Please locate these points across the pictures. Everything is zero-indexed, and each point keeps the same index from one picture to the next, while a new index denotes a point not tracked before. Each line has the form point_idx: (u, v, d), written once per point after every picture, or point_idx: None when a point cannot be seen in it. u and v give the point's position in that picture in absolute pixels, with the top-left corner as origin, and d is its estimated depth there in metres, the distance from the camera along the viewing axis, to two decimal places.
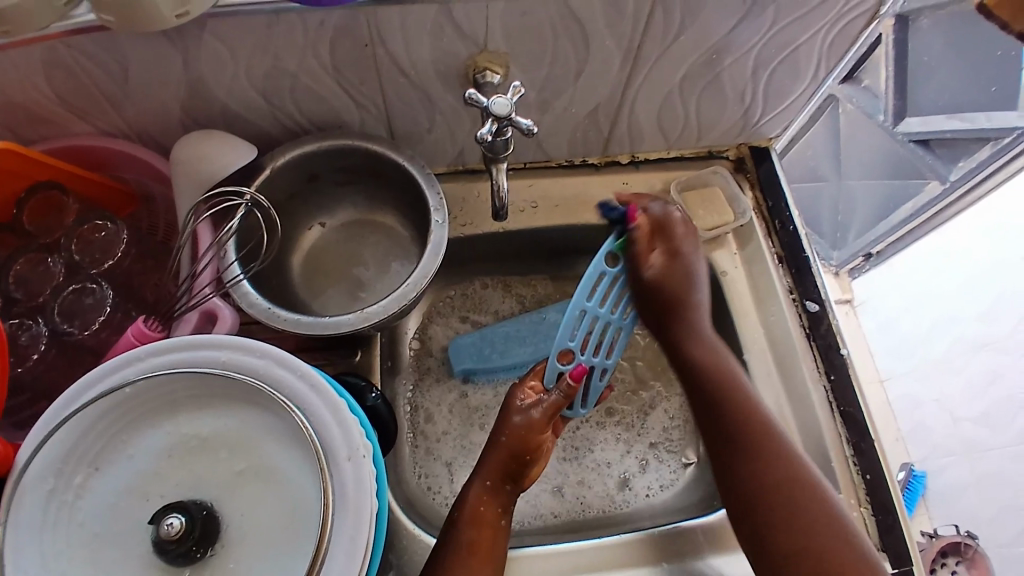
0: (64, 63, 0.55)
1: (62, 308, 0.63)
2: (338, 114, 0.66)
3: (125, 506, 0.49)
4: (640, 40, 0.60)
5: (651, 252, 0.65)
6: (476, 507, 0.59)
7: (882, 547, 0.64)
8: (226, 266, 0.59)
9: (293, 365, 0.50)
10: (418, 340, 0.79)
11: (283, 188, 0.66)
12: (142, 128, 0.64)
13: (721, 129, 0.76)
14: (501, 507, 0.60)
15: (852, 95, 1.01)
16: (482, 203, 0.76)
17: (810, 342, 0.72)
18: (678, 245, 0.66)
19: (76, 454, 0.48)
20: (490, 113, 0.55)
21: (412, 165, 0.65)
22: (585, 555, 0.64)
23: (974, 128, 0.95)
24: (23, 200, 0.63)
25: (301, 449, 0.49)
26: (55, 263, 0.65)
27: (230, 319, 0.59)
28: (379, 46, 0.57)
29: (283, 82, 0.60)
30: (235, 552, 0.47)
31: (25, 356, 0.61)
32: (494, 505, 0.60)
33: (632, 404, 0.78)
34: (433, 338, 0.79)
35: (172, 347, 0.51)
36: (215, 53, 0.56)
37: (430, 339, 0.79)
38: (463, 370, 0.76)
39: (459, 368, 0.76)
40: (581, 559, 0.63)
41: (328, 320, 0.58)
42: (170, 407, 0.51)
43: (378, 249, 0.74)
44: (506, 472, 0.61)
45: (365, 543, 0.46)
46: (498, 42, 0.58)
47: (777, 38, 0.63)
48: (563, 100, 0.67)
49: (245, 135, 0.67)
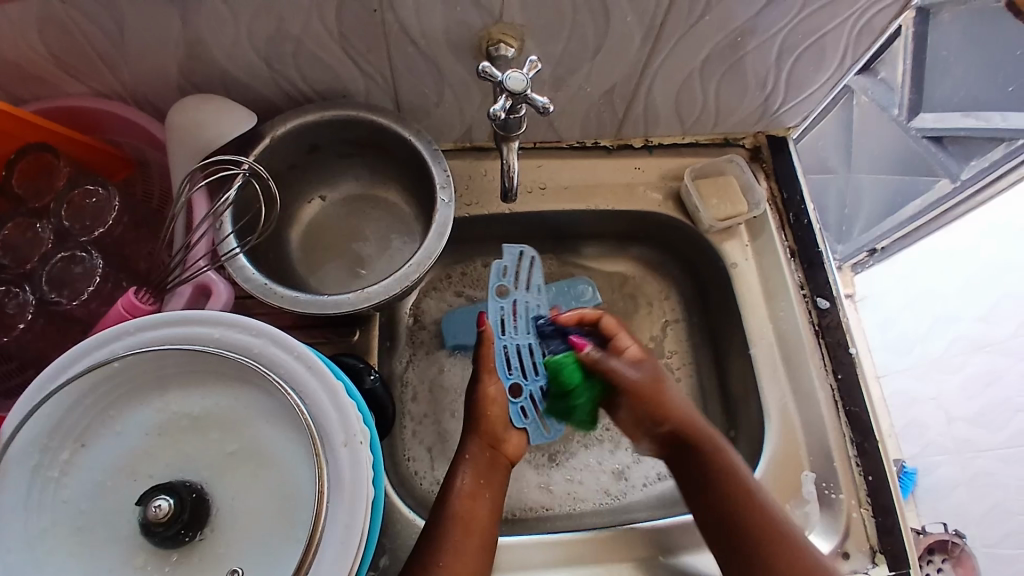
0: (57, 19, 0.52)
1: (50, 276, 0.61)
2: (343, 83, 0.63)
3: (113, 485, 0.47)
4: (663, 18, 0.58)
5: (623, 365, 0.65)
6: (465, 483, 0.59)
7: (880, 549, 0.63)
8: (221, 238, 0.57)
9: (290, 345, 0.48)
10: (412, 315, 0.77)
11: (283, 158, 0.64)
12: (138, 91, 0.61)
13: (738, 115, 0.74)
14: (486, 479, 0.60)
15: (867, 86, 1.03)
16: (489, 181, 0.73)
17: (819, 340, 0.71)
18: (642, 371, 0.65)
19: (62, 430, 0.46)
20: (504, 88, 0.52)
21: (418, 139, 0.63)
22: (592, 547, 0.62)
23: (987, 128, 0.93)
24: (13, 161, 0.60)
25: (296, 431, 0.47)
26: (45, 229, 0.62)
27: (224, 295, 0.57)
28: (389, 13, 0.54)
29: (287, 46, 0.57)
30: (226, 537, 0.45)
31: (11, 325, 0.59)
32: (481, 481, 0.60)
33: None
34: (427, 313, 0.77)
35: (162, 322, 0.48)
36: (215, 13, 0.53)
37: (423, 313, 0.77)
38: (456, 343, 0.75)
39: (452, 340, 0.75)
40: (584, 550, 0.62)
41: (327, 298, 0.56)
42: (160, 384, 0.49)
43: (379, 226, 0.71)
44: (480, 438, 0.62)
45: (360, 531, 0.44)
46: (514, 13, 0.56)
47: (805, 23, 0.60)
48: (578, 78, 0.65)
49: (245, 101, 0.64)
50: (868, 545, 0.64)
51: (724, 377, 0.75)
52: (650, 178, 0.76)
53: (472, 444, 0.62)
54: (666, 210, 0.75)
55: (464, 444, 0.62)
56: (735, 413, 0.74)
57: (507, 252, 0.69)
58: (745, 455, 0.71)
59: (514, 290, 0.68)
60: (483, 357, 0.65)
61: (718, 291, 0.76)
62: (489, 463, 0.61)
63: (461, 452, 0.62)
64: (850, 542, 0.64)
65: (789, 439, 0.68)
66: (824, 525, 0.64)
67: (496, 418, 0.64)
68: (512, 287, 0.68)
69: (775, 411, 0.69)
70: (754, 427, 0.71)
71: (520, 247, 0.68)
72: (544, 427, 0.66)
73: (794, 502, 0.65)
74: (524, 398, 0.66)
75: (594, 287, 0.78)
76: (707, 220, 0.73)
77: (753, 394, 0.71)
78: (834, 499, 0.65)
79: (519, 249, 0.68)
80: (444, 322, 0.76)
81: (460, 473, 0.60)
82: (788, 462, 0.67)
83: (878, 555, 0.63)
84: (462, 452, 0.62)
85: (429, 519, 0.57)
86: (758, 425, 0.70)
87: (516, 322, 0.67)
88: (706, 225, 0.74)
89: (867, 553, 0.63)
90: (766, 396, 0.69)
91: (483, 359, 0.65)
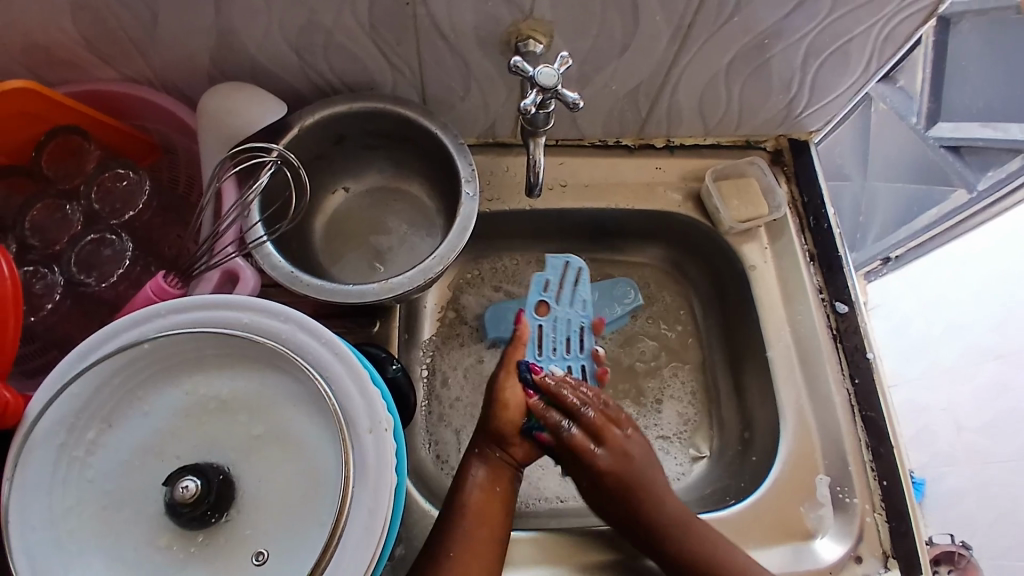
0: (92, 2, 0.52)
1: (79, 258, 0.61)
2: (371, 75, 0.63)
3: (138, 466, 0.47)
4: (691, 18, 0.58)
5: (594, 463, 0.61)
6: (477, 478, 0.58)
7: (893, 554, 0.64)
8: (249, 226, 0.57)
9: (318, 332, 0.49)
10: (452, 311, 0.78)
11: (309, 148, 0.64)
12: (168, 77, 0.62)
13: (761, 117, 0.74)
14: (497, 472, 0.59)
15: (885, 94, 1.03)
16: (511, 178, 0.74)
17: (837, 344, 0.71)
18: (605, 460, 0.61)
19: (89, 408, 0.47)
20: (535, 83, 0.53)
21: (444, 133, 0.63)
22: (584, 542, 0.63)
23: (1006, 139, 0.94)
24: (43, 143, 0.60)
25: (322, 416, 0.48)
26: (74, 211, 0.63)
27: (251, 281, 0.57)
28: (420, 6, 0.55)
29: (318, 37, 0.58)
30: (250, 519, 0.46)
31: (38, 306, 0.59)
32: (492, 476, 0.58)
33: (641, 392, 0.77)
34: (467, 308, 0.78)
35: (193, 306, 0.49)
36: (249, 2, 0.53)
37: (463, 309, 0.78)
38: (498, 336, 0.75)
39: (492, 333, 0.75)
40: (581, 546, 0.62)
41: (351, 288, 0.57)
42: (188, 366, 0.49)
43: (402, 219, 0.72)
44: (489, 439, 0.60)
45: (384, 516, 0.44)
46: (545, 9, 0.56)
47: (831, 26, 0.60)
48: (604, 76, 0.65)
49: (274, 91, 0.65)
50: (881, 550, 0.64)
51: (740, 379, 0.75)
52: (671, 179, 0.76)
53: (482, 439, 0.60)
54: (686, 210, 0.75)
55: (475, 439, 0.61)
56: (749, 413, 0.74)
57: (552, 266, 0.73)
58: (759, 455, 0.71)
59: (555, 305, 0.72)
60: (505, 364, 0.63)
61: (737, 292, 0.76)
62: (502, 463, 0.59)
63: (472, 447, 0.60)
64: (864, 547, 0.64)
65: (804, 442, 0.68)
66: (837, 528, 0.64)
67: (507, 420, 0.60)
68: (552, 303, 0.72)
69: (790, 412, 0.69)
70: (768, 428, 0.71)
71: (563, 259, 0.72)
72: None
73: (808, 505, 0.65)
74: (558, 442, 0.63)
75: (638, 293, 0.80)
76: (727, 221, 0.73)
77: (769, 395, 0.71)
78: (848, 503, 0.65)
79: (563, 262, 0.73)
80: (486, 316, 0.76)
81: (472, 468, 0.59)
82: (802, 465, 0.67)
83: (891, 561, 0.63)
84: (473, 447, 0.60)
85: (442, 508, 0.58)
86: (774, 426, 0.70)
87: (554, 340, 0.71)
88: (725, 226, 0.74)
89: (879, 557, 0.64)
90: (782, 396, 0.70)
91: (506, 359, 0.64)
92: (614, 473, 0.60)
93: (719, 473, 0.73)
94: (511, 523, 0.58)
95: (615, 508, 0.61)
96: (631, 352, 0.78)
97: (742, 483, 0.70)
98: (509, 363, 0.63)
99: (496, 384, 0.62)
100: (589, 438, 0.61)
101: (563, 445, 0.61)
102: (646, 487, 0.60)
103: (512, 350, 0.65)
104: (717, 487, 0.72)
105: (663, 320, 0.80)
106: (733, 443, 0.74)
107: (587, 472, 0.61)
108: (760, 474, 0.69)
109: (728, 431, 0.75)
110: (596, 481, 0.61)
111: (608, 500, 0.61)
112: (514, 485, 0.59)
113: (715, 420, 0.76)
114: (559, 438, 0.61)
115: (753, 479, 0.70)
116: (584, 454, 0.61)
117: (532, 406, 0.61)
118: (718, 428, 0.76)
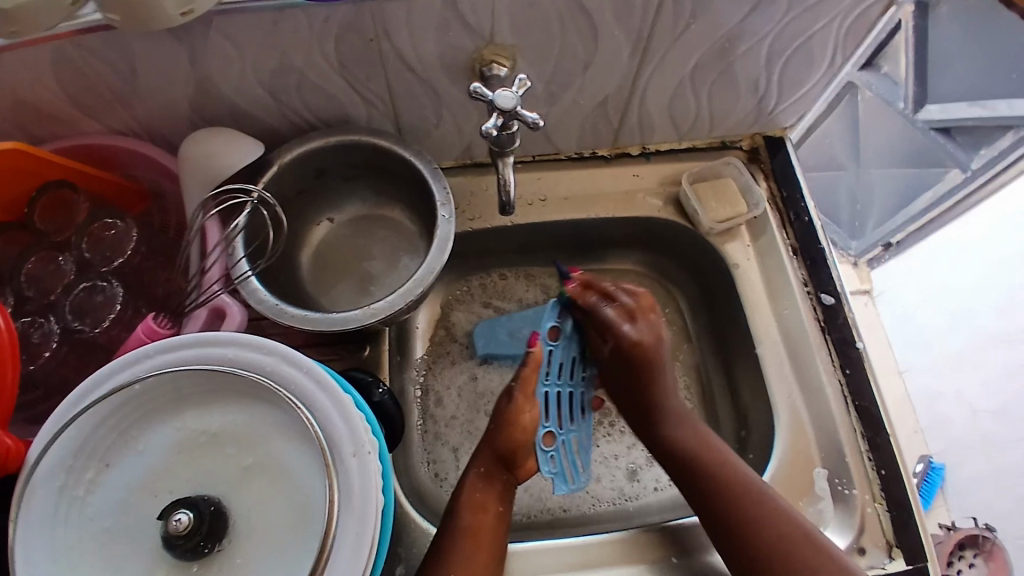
0: (73, 62, 0.55)
1: (73, 305, 0.64)
2: (344, 109, 0.65)
3: (135, 503, 0.49)
4: (650, 30, 0.59)
5: (614, 334, 0.63)
6: (472, 495, 0.60)
7: (897, 544, 0.63)
8: (233, 262, 0.60)
9: (300, 362, 0.50)
10: (441, 327, 0.79)
11: (290, 184, 0.66)
12: (151, 125, 0.65)
13: (734, 119, 0.75)
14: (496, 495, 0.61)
15: (872, 82, 0.98)
16: (490, 197, 0.75)
17: (825, 336, 0.71)
18: (640, 335, 0.64)
19: (86, 451, 0.49)
20: (494, 107, 0.54)
21: (419, 159, 0.65)
22: (645, 541, 0.63)
23: (995, 116, 0.93)
24: (35, 198, 0.63)
25: (308, 445, 0.49)
26: (67, 262, 0.66)
27: (237, 317, 0.59)
28: (385, 41, 0.57)
29: (290, 78, 0.60)
30: (242, 547, 0.48)
31: (37, 354, 0.62)
32: (491, 495, 0.60)
33: None
34: (456, 324, 0.80)
35: (178, 346, 0.51)
36: (221, 50, 0.56)
37: (452, 325, 0.79)
38: (487, 353, 0.77)
39: (481, 349, 0.77)
40: (633, 544, 0.63)
41: (335, 316, 0.58)
42: (177, 403, 0.51)
43: (386, 244, 0.74)
44: (498, 462, 0.62)
45: (371, 537, 0.46)
46: (505, 34, 0.58)
47: (791, 26, 0.61)
48: (572, 92, 0.66)
49: (253, 131, 0.67)
50: (884, 540, 0.64)
51: (732, 377, 0.76)
52: (650, 185, 0.77)
53: (479, 457, 0.63)
54: (666, 215, 0.76)
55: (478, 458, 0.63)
56: (744, 410, 0.74)
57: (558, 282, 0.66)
58: (756, 453, 0.71)
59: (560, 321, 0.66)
60: (523, 375, 0.64)
61: (723, 292, 0.77)
62: (506, 484, 0.62)
63: (475, 464, 0.62)
64: (866, 538, 0.64)
65: (800, 436, 0.68)
66: (838, 521, 0.64)
67: (517, 446, 0.62)
68: None
69: (783, 410, 0.69)
70: (763, 427, 0.71)
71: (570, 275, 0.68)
72: (567, 476, 0.64)
73: (806, 501, 0.65)
74: (557, 446, 0.64)
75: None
76: (707, 223, 0.74)
77: (762, 391, 0.71)
78: (848, 494, 0.65)
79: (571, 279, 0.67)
80: (475, 332, 0.78)
81: (464, 488, 0.61)
82: (798, 462, 0.67)
83: (895, 550, 0.63)
84: (473, 467, 0.62)
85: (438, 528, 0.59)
86: (768, 423, 0.70)
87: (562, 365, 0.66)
88: (705, 228, 0.75)
89: (883, 548, 0.63)
90: (774, 393, 0.70)
91: (522, 377, 0.64)
92: (642, 346, 0.64)
93: None
94: (505, 540, 0.59)
95: (629, 373, 0.64)
96: None
97: None
98: (527, 386, 0.64)
99: (512, 406, 0.63)
100: (625, 316, 0.64)
101: (597, 321, 0.64)
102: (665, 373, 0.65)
103: (525, 373, 0.64)
104: None
105: (658, 319, 0.81)
106: (731, 442, 0.75)
107: (617, 340, 0.63)
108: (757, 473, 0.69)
109: (726, 431, 0.75)
110: (624, 350, 0.64)
111: (623, 367, 0.64)
112: (511, 506, 0.61)
113: (711, 419, 0.77)
114: (593, 315, 0.64)
115: None
116: (611, 324, 0.63)
117: (570, 289, 0.65)
118: (715, 426, 0.76)
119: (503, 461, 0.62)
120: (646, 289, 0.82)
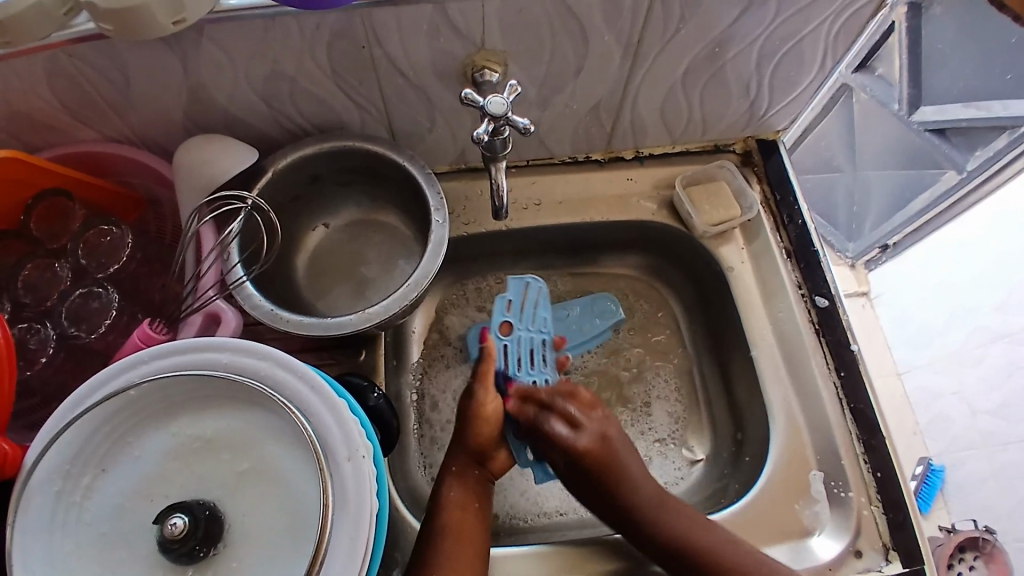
0: (67, 71, 0.55)
1: (69, 312, 0.65)
2: (338, 115, 0.66)
3: (131, 508, 0.49)
4: (640, 34, 0.60)
5: (553, 433, 0.62)
6: (453, 497, 0.60)
7: (893, 546, 0.63)
8: (229, 268, 0.60)
9: (295, 367, 0.51)
10: (436, 331, 0.80)
11: (285, 190, 0.67)
12: (145, 133, 0.65)
13: (727, 122, 0.75)
14: (477, 493, 0.61)
15: (865, 83, 1.03)
16: (484, 201, 0.76)
17: (820, 338, 0.71)
18: (588, 439, 0.62)
19: (83, 456, 0.49)
20: (485, 113, 0.55)
21: (413, 164, 0.65)
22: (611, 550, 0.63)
23: (990, 118, 0.93)
24: (30, 206, 0.63)
25: (303, 449, 0.49)
26: (63, 269, 0.66)
27: (232, 323, 0.60)
28: (376, 48, 0.57)
29: (283, 85, 0.60)
30: (238, 552, 0.48)
31: (34, 360, 0.62)
32: (471, 494, 0.60)
33: (630, 398, 0.78)
34: (450, 329, 0.80)
35: (172, 351, 0.51)
36: (213, 58, 0.56)
37: (447, 329, 0.80)
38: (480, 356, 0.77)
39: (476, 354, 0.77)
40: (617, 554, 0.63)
41: (330, 321, 0.59)
42: (173, 408, 0.51)
43: (381, 249, 0.74)
44: (472, 457, 0.63)
45: (365, 541, 0.46)
46: (495, 40, 0.58)
47: (781, 28, 0.61)
48: (564, 97, 0.67)
49: (247, 138, 0.68)
50: (880, 543, 0.63)
51: (727, 380, 0.76)
52: (643, 189, 0.77)
53: (459, 457, 0.63)
54: (661, 218, 0.76)
55: (454, 457, 0.63)
56: (739, 412, 0.74)
57: (512, 287, 0.72)
58: (751, 455, 0.71)
59: (516, 325, 0.71)
60: (482, 370, 0.66)
61: (718, 295, 0.77)
62: (479, 479, 0.62)
63: (450, 464, 0.62)
64: (862, 541, 0.64)
65: (795, 438, 0.68)
66: (834, 523, 0.65)
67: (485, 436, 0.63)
68: (514, 324, 0.71)
69: (779, 412, 0.69)
70: (758, 429, 0.71)
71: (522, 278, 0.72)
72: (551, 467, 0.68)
73: (802, 503, 0.66)
74: None
75: (620, 305, 0.81)
76: (700, 226, 0.74)
77: (757, 393, 0.72)
78: (844, 498, 0.65)
79: (523, 283, 0.72)
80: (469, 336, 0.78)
81: (446, 487, 0.61)
82: (794, 462, 0.67)
83: (892, 553, 0.63)
84: (449, 466, 0.62)
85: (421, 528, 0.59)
86: (763, 425, 0.70)
87: (521, 360, 0.69)
88: (699, 231, 0.75)
89: (879, 550, 0.63)
90: (769, 395, 0.70)
91: (480, 372, 0.66)
92: (591, 451, 0.61)
93: (713, 475, 0.74)
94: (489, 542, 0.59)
95: (588, 481, 0.61)
96: (617, 361, 0.80)
97: (737, 484, 0.71)
98: (486, 378, 0.65)
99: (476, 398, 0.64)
100: (566, 423, 0.63)
101: (540, 435, 0.63)
102: (624, 470, 0.61)
103: (484, 366, 0.66)
104: (714, 489, 0.72)
105: (652, 322, 0.82)
106: (726, 444, 0.75)
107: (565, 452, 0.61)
108: (752, 476, 0.69)
109: (721, 433, 0.76)
110: (575, 461, 0.61)
111: (580, 475, 0.62)
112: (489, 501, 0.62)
113: (706, 421, 0.77)
114: (537, 429, 0.63)
115: (748, 480, 0.70)
116: (552, 436, 0.62)
117: (508, 408, 0.64)
118: (710, 429, 0.76)
119: (477, 457, 0.63)
120: (640, 292, 0.83)
